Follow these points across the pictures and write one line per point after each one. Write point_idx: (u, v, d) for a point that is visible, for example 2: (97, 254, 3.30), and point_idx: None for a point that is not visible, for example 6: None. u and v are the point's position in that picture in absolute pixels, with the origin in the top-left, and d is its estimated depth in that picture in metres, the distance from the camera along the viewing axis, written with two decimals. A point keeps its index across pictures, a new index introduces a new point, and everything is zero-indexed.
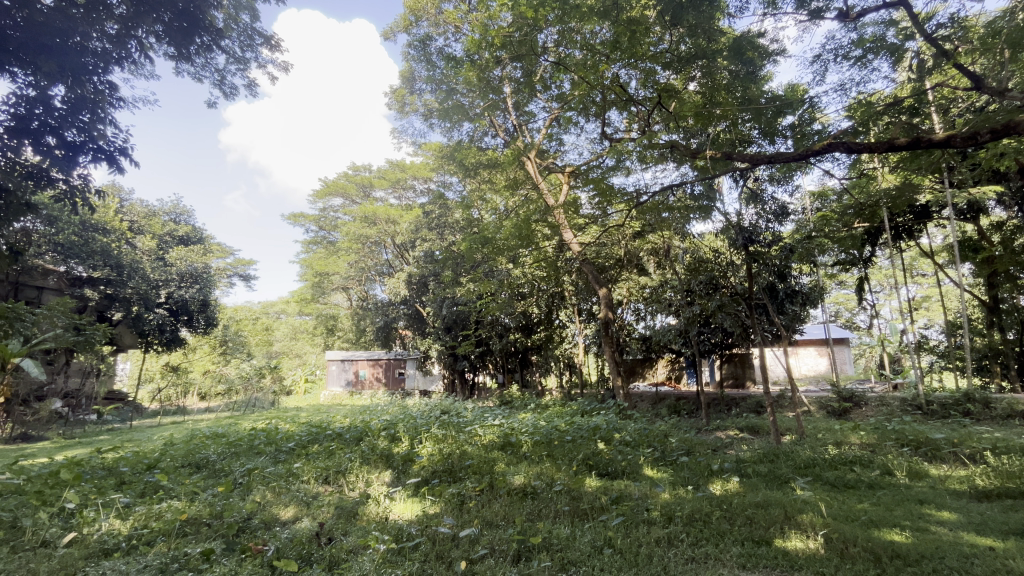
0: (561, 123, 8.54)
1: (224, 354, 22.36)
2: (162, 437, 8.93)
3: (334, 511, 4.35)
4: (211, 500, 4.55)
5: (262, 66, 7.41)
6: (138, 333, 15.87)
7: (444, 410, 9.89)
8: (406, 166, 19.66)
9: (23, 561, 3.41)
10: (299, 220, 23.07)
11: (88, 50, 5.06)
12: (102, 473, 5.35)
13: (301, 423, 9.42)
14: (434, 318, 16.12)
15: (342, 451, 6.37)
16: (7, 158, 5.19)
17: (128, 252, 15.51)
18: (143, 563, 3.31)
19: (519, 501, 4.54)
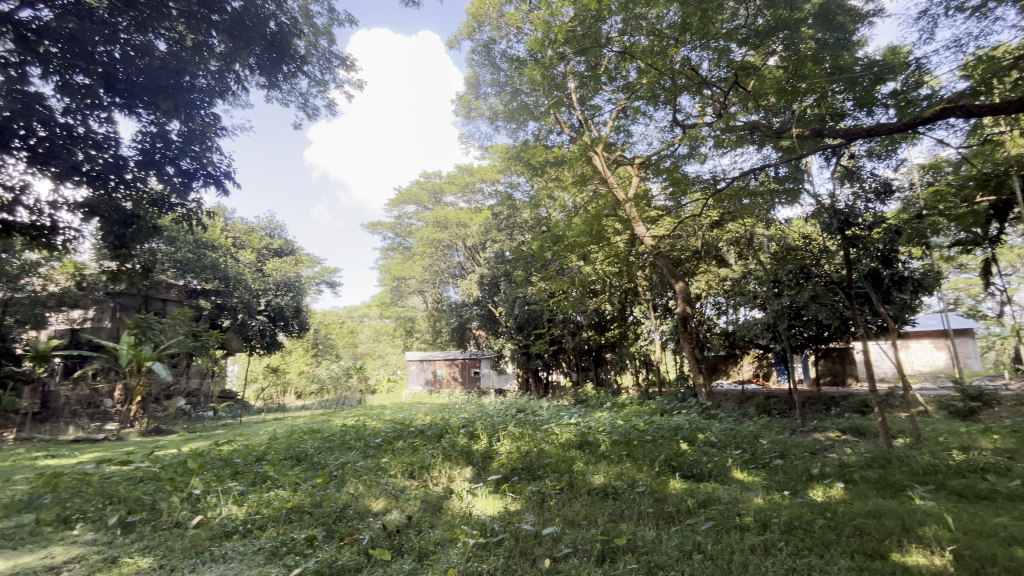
0: (628, 114, 8.29)
1: (316, 355, 24.22)
2: (268, 431, 9.89)
3: (421, 504, 4.54)
4: (311, 490, 4.94)
5: (339, 87, 7.90)
6: (244, 338, 17.64)
7: (520, 409, 9.99)
8: (475, 170, 20.08)
9: (162, 539, 3.93)
10: (377, 228, 24.39)
11: (197, 86, 5.62)
12: (220, 463, 5.99)
13: (386, 420, 9.94)
14: (506, 317, 16.36)
15: (425, 447, 6.65)
16: (137, 189, 5.77)
17: (233, 265, 17.27)
18: (258, 546, 3.69)
19: (600, 501, 4.46)
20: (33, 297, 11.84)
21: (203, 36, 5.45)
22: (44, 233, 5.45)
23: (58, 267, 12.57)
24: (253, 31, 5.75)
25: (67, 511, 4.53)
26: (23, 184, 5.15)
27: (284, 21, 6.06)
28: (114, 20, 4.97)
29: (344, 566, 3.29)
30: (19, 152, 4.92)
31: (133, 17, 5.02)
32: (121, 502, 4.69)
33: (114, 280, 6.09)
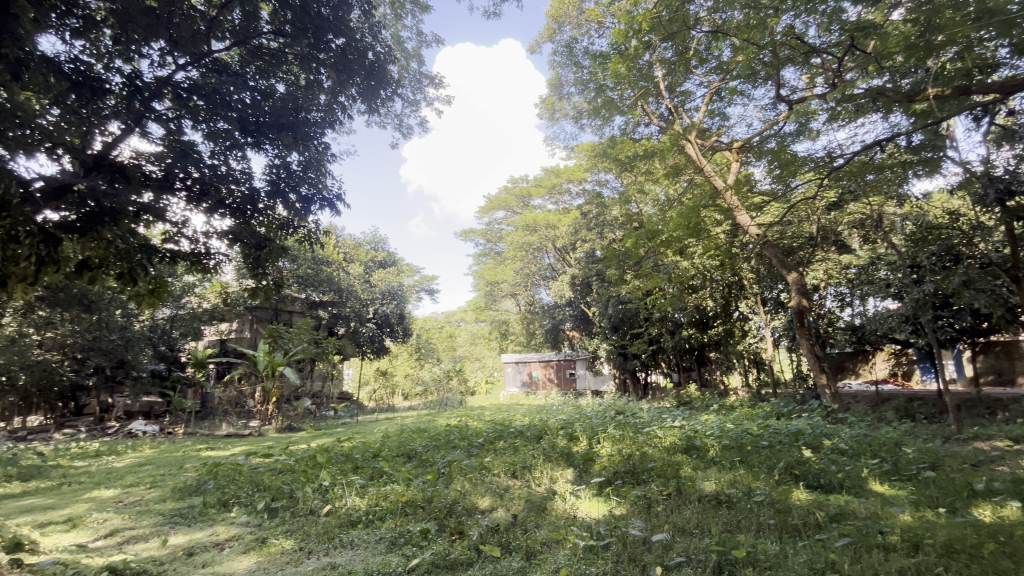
0: (723, 96, 7.76)
1: (420, 359, 25.75)
2: (381, 430, 10.70)
3: (525, 504, 4.62)
4: (423, 486, 5.26)
5: (430, 104, 8.36)
6: (357, 344, 19.29)
7: (618, 411, 9.75)
8: (561, 171, 19.95)
9: (301, 523, 4.44)
10: (470, 236, 25.33)
11: (311, 119, 6.23)
12: (344, 458, 6.59)
13: (487, 421, 10.26)
14: (600, 317, 16.13)
15: (525, 448, 6.74)
16: (268, 216, 6.47)
17: (345, 278, 18.97)
18: (379, 536, 4.01)
19: (713, 509, 4.20)
20: (192, 313, 14.16)
21: (314, 75, 6.20)
22: (199, 258, 6.38)
23: (210, 286, 14.76)
24: (354, 62, 6.31)
25: (226, 496, 5.30)
26: (183, 220, 6.02)
27: (379, 49, 6.60)
28: (243, 71, 5.91)
29: (456, 560, 3.44)
30: (177, 194, 5.70)
31: (258, 67, 6.00)
32: (265, 490, 5.37)
33: (253, 297, 6.85)
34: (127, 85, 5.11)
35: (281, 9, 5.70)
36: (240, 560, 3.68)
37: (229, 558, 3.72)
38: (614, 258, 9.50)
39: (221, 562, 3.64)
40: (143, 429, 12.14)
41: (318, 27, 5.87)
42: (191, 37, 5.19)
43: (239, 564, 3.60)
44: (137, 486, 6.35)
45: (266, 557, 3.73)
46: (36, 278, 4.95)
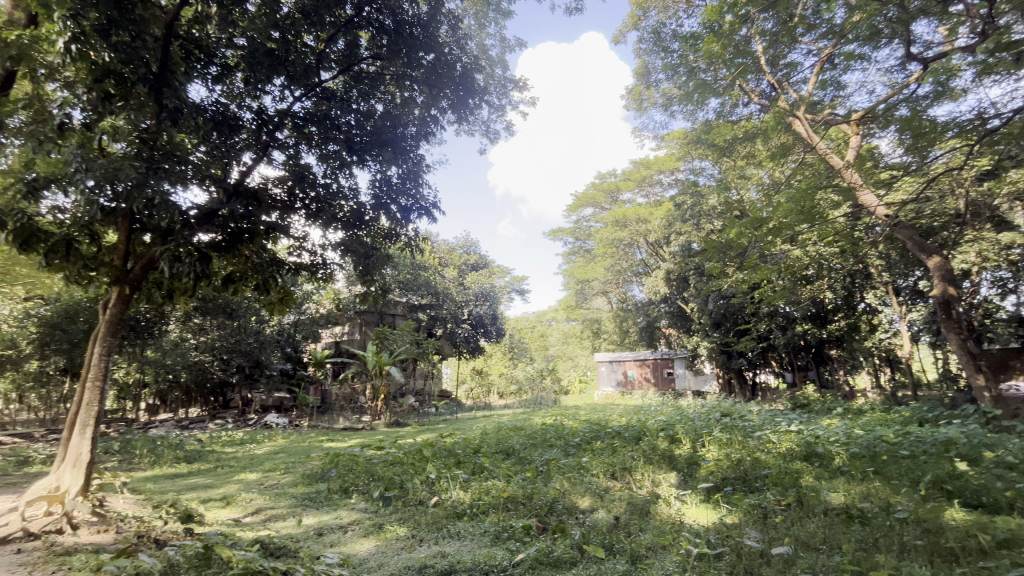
0: (838, 63, 6.96)
1: (513, 358, 26.27)
2: (480, 427, 11.04)
3: (627, 506, 4.51)
4: (522, 483, 5.36)
5: (515, 108, 8.49)
6: (454, 344, 20.18)
7: (724, 412, 9.15)
8: (651, 162, 19.22)
9: (412, 512, 4.76)
10: (558, 235, 25.33)
11: (407, 133, 6.61)
12: (447, 453, 6.94)
13: (582, 420, 10.17)
14: (699, 313, 15.26)
15: (624, 449, 6.57)
16: (373, 227, 6.98)
17: (441, 281, 19.95)
18: (483, 529, 4.17)
19: (843, 524, 3.78)
20: (311, 318, 15.81)
21: (409, 92, 6.55)
22: (317, 268, 7.07)
23: (325, 294, 16.33)
24: (444, 76, 6.61)
25: (346, 483, 5.84)
26: (303, 234, 6.73)
27: (466, 60, 6.84)
28: (348, 96, 6.43)
29: (560, 558, 3.46)
30: (298, 212, 6.39)
31: (360, 90, 6.50)
32: (379, 480, 5.81)
33: (363, 302, 7.44)
34: (256, 120, 5.82)
35: (377, 35, 6.16)
36: (361, 542, 4.04)
37: (352, 540, 4.09)
38: (714, 250, 8.90)
39: (345, 543, 4.02)
40: (276, 421, 13.77)
41: (410, 46, 6.24)
42: (304, 71, 5.79)
43: (361, 546, 3.95)
44: (274, 471, 7.23)
45: (383, 541, 4.05)
46: (194, 291, 5.84)
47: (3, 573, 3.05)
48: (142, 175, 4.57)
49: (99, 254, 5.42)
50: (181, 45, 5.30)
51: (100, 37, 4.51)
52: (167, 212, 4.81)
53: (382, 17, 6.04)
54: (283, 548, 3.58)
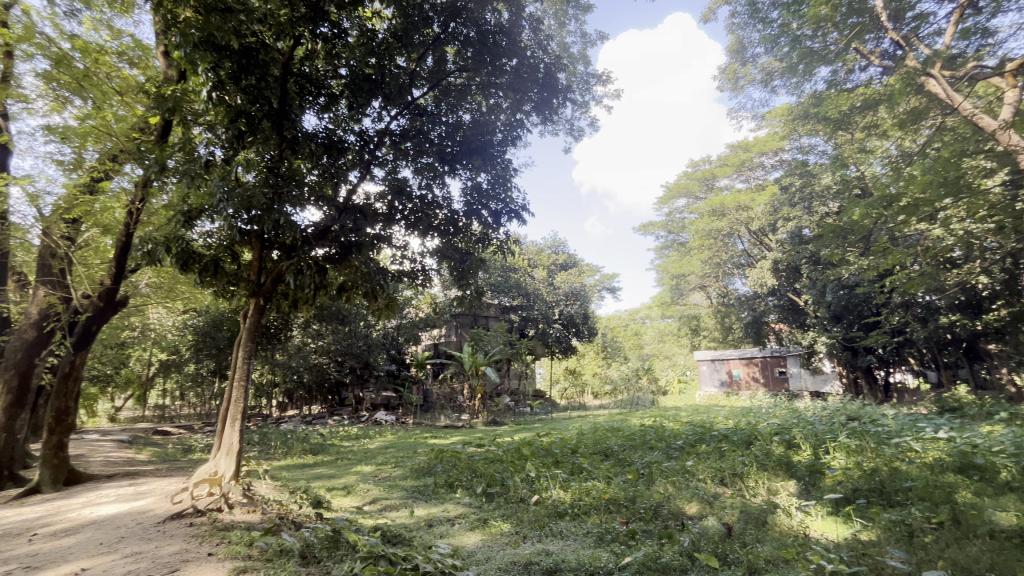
0: (983, 5, 5.92)
1: (607, 358, 25.80)
2: (576, 427, 10.97)
3: (740, 514, 4.22)
4: (623, 485, 5.23)
5: (599, 102, 8.33)
6: (547, 344, 20.31)
7: (851, 416, 8.18)
8: (751, 144, 17.86)
9: (515, 509, 4.88)
10: (649, 229, 24.40)
11: (495, 140, 6.80)
12: (546, 452, 6.97)
13: (684, 422, 9.69)
14: (815, 305, 13.83)
15: (734, 453, 6.13)
16: (466, 232, 7.25)
17: (531, 282, 20.23)
18: (586, 530, 4.16)
19: (1018, 550, 3.19)
20: (412, 321, 16.85)
21: (495, 99, 6.73)
22: (417, 274, 7.51)
23: (423, 299, 17.34)
24: (528, 79, 6.70)
25: (451, 478, 6.14)
26: (404, 243, 7.19)
27: (549, 61, 6.87)
28: (438, 109, 6.76)
29: (668, 564, 3.33)
30: (398, 223, 6.83)
31: (448, 103, 6.80)
32: (481, 476, 6.02)
33: (460, 304, 7.75)
34: (359, 141, 6.33)
35: (463, 47, 6.37)
36: (468, 535, 4.22)
37: (460, 533, 4.29)
38: (831, 235, 8.01)
39: (453, 535, 4.22)
40: (385, 418, 14.83)
41: (494, 55, 6.40)
42: (398, 90, 6.16)
43: (468, 539, 4.12)
44: (386, 465, 7.78)
45: (489, 536, 4.19)
46: (314, 300, 6.50)
47: (182, 542, 3.62)
48: (269, 201, 5.22)
49: (238, 271, 6.23)
50: (295, 81, 5.92)
51: (232, 83, 5.22)
52: (291, 231, 5.41)
53: (467, 30, 6.24)
54: (399, 536, 3.84)
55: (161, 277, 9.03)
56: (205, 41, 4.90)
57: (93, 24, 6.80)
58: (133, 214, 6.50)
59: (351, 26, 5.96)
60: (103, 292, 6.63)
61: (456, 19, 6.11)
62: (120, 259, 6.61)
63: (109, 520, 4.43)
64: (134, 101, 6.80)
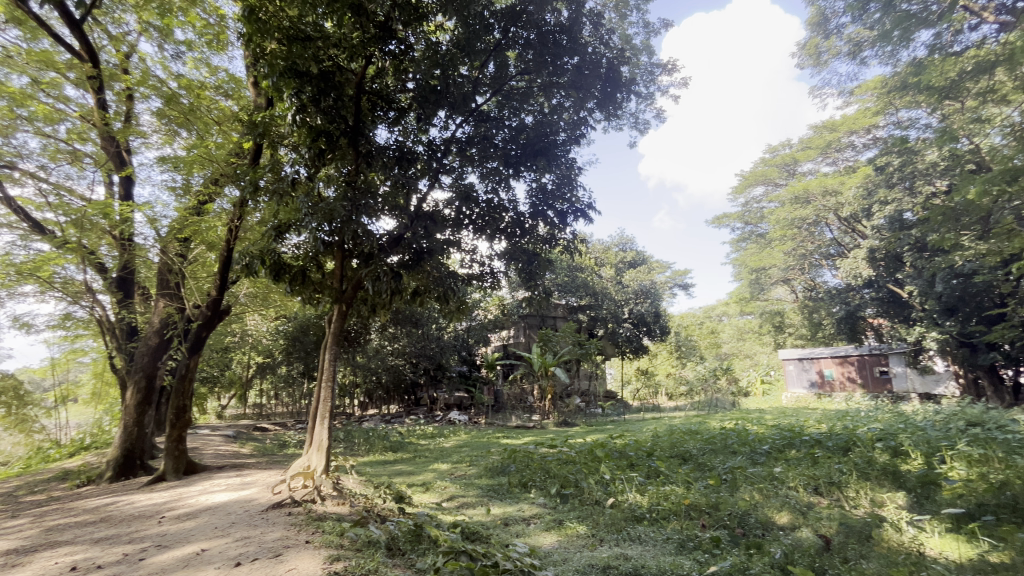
0: None
1: (681, 357, 24.80)
2: (650, 429, 10.64)
3: (839, 527, 3.87)
4: (704, 491, 4.98)
5: (665, 92, 8.04)
6: (617, 344, 19.91)
7: (972, 421, 7.24)
8: (837, 123, 16.43)
9: (590, 512, 4.81)
10: (723, 221, 23.14)
11: (558, 140, 6.78)
12: (620, 454, 6.80)
13: (770, 425, 9.06)
14: (922, 297, 12.43)
15: (829, 460, 5.65)
16: (533, 234, 7.28)
17: (598, 281, 19.94)
18: (666, 535, 4.04)
19: None
20: (481, 323, 17.23)
21: (557, 99, 6.73)
22: (486, 278, 7.65)
23: (491, 301, 17.67)
24: (590, 76, 6.64)
25: (525, 478, 6.20)
26: (473, 247, 7.35)
27: (612, 56, 6.76)
28: (501, 114, 6.86)
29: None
30: (466, 227, 6.99)
31: (511, 106, 6.88)
32: (554, 477, 6.02)
33: (528, 306, 7.79)
34: (427, 151, 6.56)
35: (524, 50, 6.43)
36: (544, 536, 4.23)
37: (536, 533, 4.31)
38: (939, 218, 7.16)
39: (530, 535, 4.25)
40: (458, 417, 15.26)
41: (555, 54, 6.40)
42: (463, 98, 6.32)
43: (545, 539, 4.14)
44: (461, 463, 7.99)
45: (565, 537, 4.18)
46: (391, 305, 6.84)
47: (282, 529, 3.95)
48: (348, 213, 5.58)
49: (323, 279, 6.69)
50: (368, 98, 6.26)
51: (313, 105, 5.71)
52: (369, 240, 5.74)
53: (527, 33, 6.32)
54: (477, 534, 3.92)
55: (256, 288, 9.93)
56: (289, 69, 5.35)
57: (195, 63, 7.64)
58: (232, 231, 7.19)
59: (416, 41, 6.22)
60: (209, 302, 7.40)
61: (516, 23, 6.18)
62: (223, 272, 7.35)
63: (221, 507, 4.93)
64: (230, 129, 7.53)
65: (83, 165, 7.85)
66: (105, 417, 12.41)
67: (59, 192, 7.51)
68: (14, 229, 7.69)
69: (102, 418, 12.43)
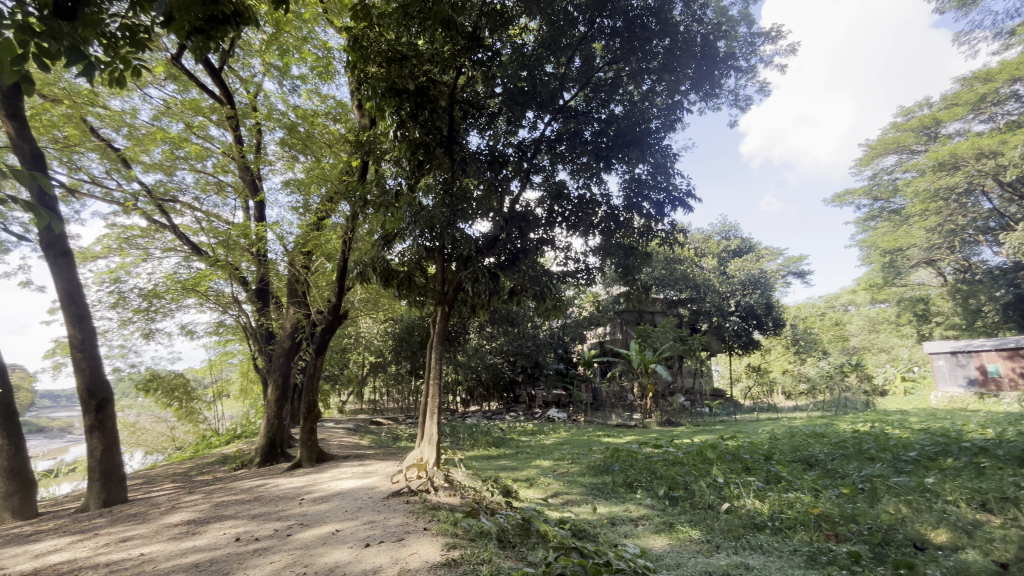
0: None
1: (799, 352, 22.53)
2: (766, 431, 9.82)
3: (1019, 551, 3.25)
4: (837, 501, 4.46)
5: (769, 62, 7.35)
6: (723, 339, 18.63)
7: None
8: (993, 72, 13.85)
9: (703, 517, 4.55)
10: (846, 198, 20.57)
11: (651, 128, 6.54)
12: (733, 457, 6.34)
13: (916, 429, 7.87)
14: None
15: (1000, 472, 4.76)
16: (628, 228, 7.10)
17: (700, 272, 18.83)
18: (794, 547, 3.71)
19: None
20: (576, 320, 17.13)
21: (647, 85, 6.46)
22: (582, 275, 7.59)
23: (585, 298, 17.52)
24: (684, 56, 6.29)
25: (630, 478, 6.05)
26: (567, 245, 7.33)
27: (706, 31, 6.36)
28: (589, 107, 6.77)
29: None
30: (560, 225, 6.98)
31: (600, 98, 6.75)
32: (662, 478, 5.79)
33: (627, 302, 7.59)
34: (518, 153, 6.67)
35: (611, 40, 6.29)
36: (655, 538, 4.09)
37: (645, 534, 4.18)
38: None
39: (639, 536, 4.14)
40: (557, 415, 15.33)
41: (644, 39, 6.15)
42: (550, 96, 6.34)
43: (655, 542, 4.01)
44: (563, 461, 8.01)
45: (677, 541, 4.00)
46: (489, 305, 7.05)
47: (403, 516, 4.27)
48: (446, 220, 5.92)
49: (426, 284, 7.10)
50: (460, 107, 6.51)
51: (413, 121, 6.08)
52: (466, 244, 6.01)
53: (613, 21, 6.16)
54: (584, 531, 3.92)
55: (369, 293, 10.83)
56: (389, 89, 5.88)
57: (309, 94, 8.54)
58: (346, 243, 7.91)
59: (503, 46, 6.33)
60: (330, 307, 8.21)
61: (601, 13, 6.07)
62: (341, 281, 8.11)
63: (349, 492, 5.46)
64: (339, 150, 8.30)
65: (226, 193, 9.15)
66: (252, 411, 14.33)
67: (209, 218, 8.82)
68: (179, 252, 9.18)
69: (250, 411, 14.38)
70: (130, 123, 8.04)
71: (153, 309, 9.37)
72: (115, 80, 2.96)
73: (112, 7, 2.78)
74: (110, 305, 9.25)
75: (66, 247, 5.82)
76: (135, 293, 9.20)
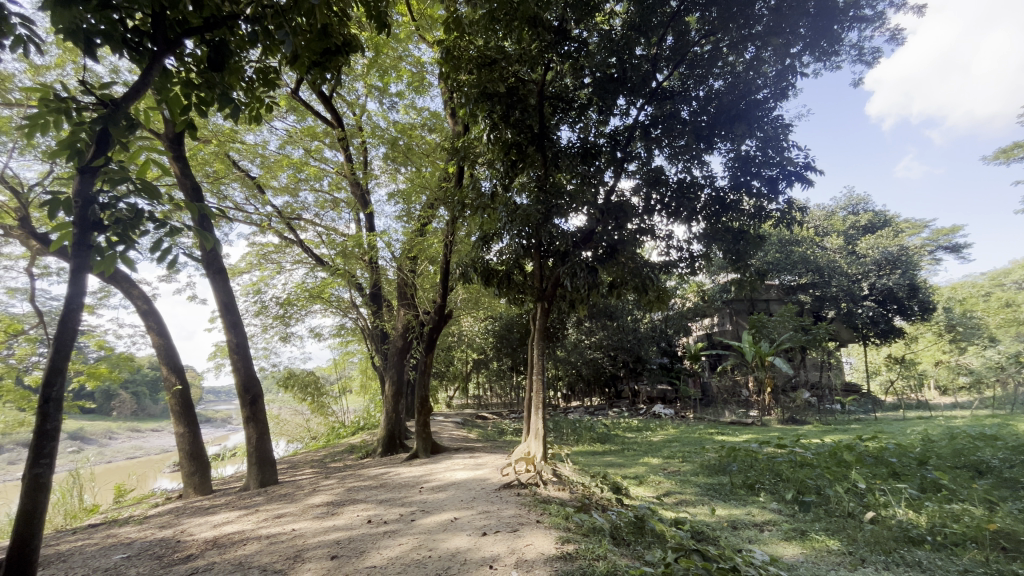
0: None
1: (957, 340, 19.17)
2: (917, 432, 8.50)
3: None
4: (1019, 516, 3.75)
5: (901, 6, 6.36)
6: (855, 327, 16.50)
7: None
8: None
9: (842, 526, 4.06)
10: (1014, 153, 17.08)
11: (758, 99, 6.03)
12: (875, 460, 5.59)
13: None
14: None
15: None
16: (736, 209, 6.62)
17: (822, 254, 16.91)
18: (962, 566, 3.19)
19: None
20: (680, 312, 16.28)
21: (751, 53, 5.94)
22: (686, 262, 7.21)
23: (688, 288, 16.62)
24: (794, 14, 5.66)
25: (751, 479, 5.62)
26: (668, 233, 7.01)
27: None
28: (686, 86, 6.38)
29: None
30: (660, 212, 6.66)
31: (697, 74, 6.34)
32: (789, 481, 5.31)
33: (738, 289, 7.07)
34: (610, 142, 6.50)
35: (706, 10, 5.86)
36: (785, 546, 3.75)
37: (773, 541, 3.85)
38: None
39: (766, 543, 3.83)
40: (663, 411, 14.73)
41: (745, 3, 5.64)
42: (642, 80, 6.08)
43: (786, 550, 3.67)
44: (674, 459, 7.65)
45: (812, 551, 3.63)
46: (589, 299, 6.98)
47: (515, 508, 4.40)
48: (543, 217, 5.98)
49: (524, 280, 7.24)
50: (549, 103, 6.50)
51: (504, 122, 6.21)
52: (563, 238, 6.02)
53: None
54: (704, 534, 3.72)
55: (470, 293, 11.31)
56: (481, 94, 6.06)
57: (406, 109, 9.11)
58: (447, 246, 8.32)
59: (589, 36, 6.20)
60: (435, 307, 8.68)
61: None
62: (444, 282, 8.55)
63: (463, 483, 5.75)
64: (436, 159, 8.75)
65: (341, 208, 10.10)
66: (372, 405, 15.69)
67: (329, 232, 9.81)
68: (306, 264, 10.33)
69: (370, 405, 15.77)
70: (262, 153, 9.20)
71: (288, 314, 10.66)
72: (254, 117, 3.37)
73: (248, 54, 3.17)
74: (255, 313, 10.68)
75: (221, 265, 6.81)
76: (274, 302, 10.54)
